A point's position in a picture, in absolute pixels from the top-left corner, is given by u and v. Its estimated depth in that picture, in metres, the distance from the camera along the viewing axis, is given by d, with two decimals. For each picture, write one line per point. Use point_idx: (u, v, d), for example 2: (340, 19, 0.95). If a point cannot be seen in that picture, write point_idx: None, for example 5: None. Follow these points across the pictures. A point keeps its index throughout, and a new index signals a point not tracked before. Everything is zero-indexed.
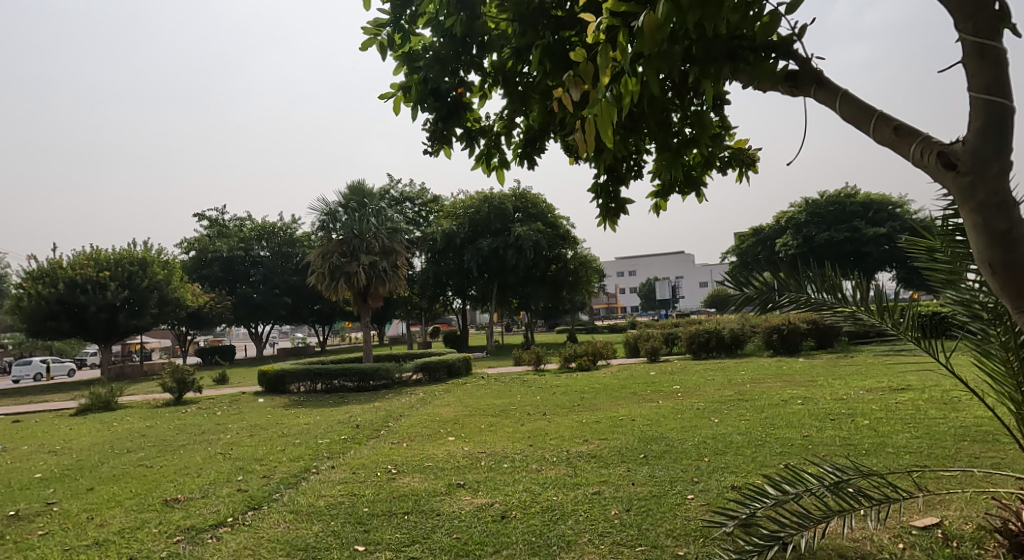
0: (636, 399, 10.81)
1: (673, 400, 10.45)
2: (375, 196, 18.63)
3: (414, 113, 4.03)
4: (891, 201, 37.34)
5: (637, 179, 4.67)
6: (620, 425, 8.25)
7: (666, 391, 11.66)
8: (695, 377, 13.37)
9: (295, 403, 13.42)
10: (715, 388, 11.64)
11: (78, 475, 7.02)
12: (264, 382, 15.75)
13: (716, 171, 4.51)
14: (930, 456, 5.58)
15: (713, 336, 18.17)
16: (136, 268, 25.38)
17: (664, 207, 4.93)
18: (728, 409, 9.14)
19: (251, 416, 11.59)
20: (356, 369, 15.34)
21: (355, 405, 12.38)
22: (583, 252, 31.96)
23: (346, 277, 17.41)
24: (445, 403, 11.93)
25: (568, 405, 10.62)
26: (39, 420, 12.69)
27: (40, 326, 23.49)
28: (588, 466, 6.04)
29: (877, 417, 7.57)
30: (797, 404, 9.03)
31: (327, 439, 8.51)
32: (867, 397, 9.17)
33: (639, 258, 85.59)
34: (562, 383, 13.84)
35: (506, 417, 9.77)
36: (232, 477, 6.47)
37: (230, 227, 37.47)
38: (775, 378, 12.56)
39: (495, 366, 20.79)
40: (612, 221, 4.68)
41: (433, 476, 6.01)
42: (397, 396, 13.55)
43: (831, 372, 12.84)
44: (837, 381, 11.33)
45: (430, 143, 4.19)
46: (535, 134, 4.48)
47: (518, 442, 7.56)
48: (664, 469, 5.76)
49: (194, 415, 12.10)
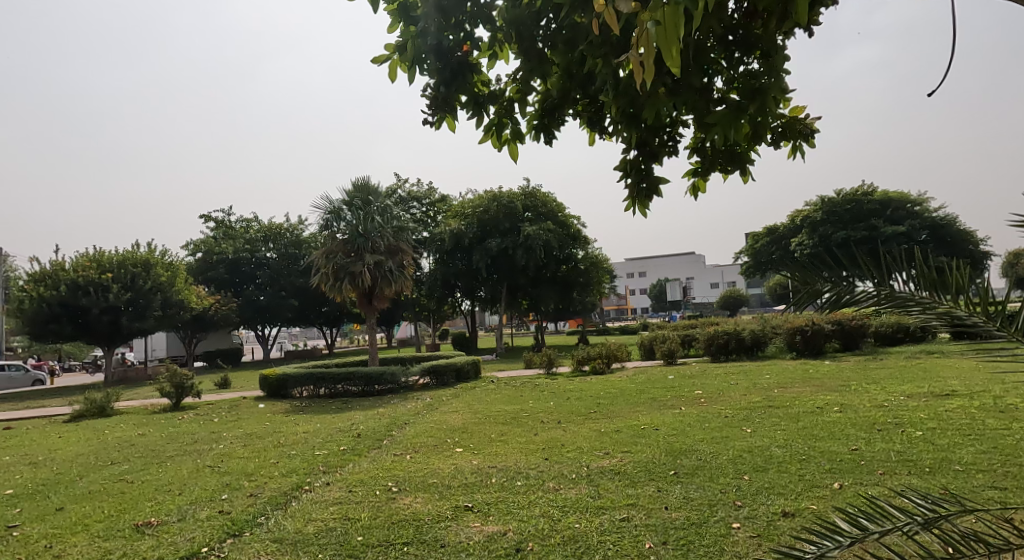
0: (657, 406, 10.11)
1: (697, 407, 9.72)
2: (380, 193, 17.87)
3: (412, 74, 3.51)
4: (909, 199, 36.34)
5: (672, 156, 4.03)
6: (643, 436, 7.55)
7: (688, 397, 10.93)
8: (718, 382, 12.62)
9: (297, 409, 12.84)
10: (740, 394, 10.90)
11: (50, 492, 6.40)
12: (265, 387, 15.17)
13: (765, 145, 3.89)
14: (1008, 477, 4.86)
15: (732, 338, 17.32)
16: (139, 270, 24.85)
17: (703, 189, 4.29)
18: (758, 416, 8.42)
19: (248, 424, 10.95)
20: (360, 374, 14.72)
21: (358, 411, 11.72)
22: (594, 252, 31.26)
23: (350, 277, 16.77)
24: (452, 409, 11.28)
25: (584, 412, 9.94)
26: (30, 427, 12.14)
27: (41, 330, 23.01)
28: (612, 486, 5.34)
29: (931, 428, 6.83)
30: (835, 411, 8.27)
31: (324, 450, 7.86)
32: (912, 404, 8.41)
33: (648, 257, 84.23)
34: (576, 388, 13.16)
35: (518, 426, 9.09)
36: (215, 497, 5.83)
37: (236, 228, 36.97)
38: (803, 382, 11.79)
39: (505, 369, 20.01)
40: (646, 208, 4.08)
41: (438, 497, 5.34)
42: (403, 402, 12.88)
43: (864, 375, 12.07)
44: (872, 386, 10.57)
45: (431, 112, 3.70)
46: (555, 102, 3.91)
47: (533, 455, 6.86)
48: (701, 490, 5.06)
49: (190, 423, 11.50)
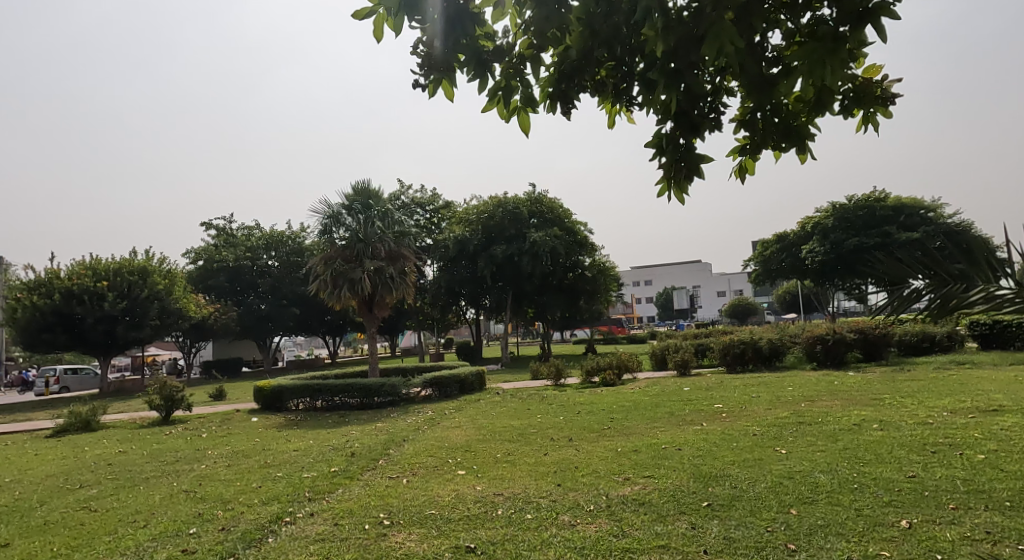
0: (675, 422, 9.36)
1: (720, 423, 8.97)
2: (381, 197, 17.23)
3: (399, 24, 2.88)
4: (923, 205, 35.58)
5: (715, 130, 3.38)
6: (666, 458, 6.81)
7: (708, 412, 10.17)
8: (738, 395, 11.86)
9: (291, 423, 12.15)
10: (764, 408, 10.16)
11: (3, 522, 5.71)
12: (260, 399, 14.49)
13: (829, 114, 3.23)
14: None
15: (749, 348, 16.54)
16: (136, 278, 24.27)
17: (749, 171, 3.63)
18: (790, 434, 7.66)
19: (238, 440, 10.26)
20: (359, 385, 14.00)
21: (355, 426, 11.02)
22: (602, 259, 30.51)
23: (349, 284, 16.12)
24: (456, 424, 10.55)
25: (597, 428, 9.20)
26: (9, 443, 11.49)
27: (35, 339, 22.47)
28: (637, 521, 4.61)
29: (992, 450, 6.07)
30: (876, 430, 7.50)
31: (313, 472, 7.13)
32: (959, 422, 7.65)
33: (654, 266, 83.40)
34: (587, 401, 12.43)
35: (526, 444, 8.36)
36: (183, 530, 5.12)
37: (237, 235, 36.45)
38: (830, 395, 11.00)
39: (511, 380, 19.28)
40: (684, 194, 3.44)
41: (435, 534, 4.61)
42: (404, 415, 12.17)
43: (895, 388, 11.29)
44: (908, 400, 9.77)
45: (424, 74, 3.07)
46: (575, 65, 3.27)
47: (544, 480, 6.12)
48: (743, 527, 4.33)
49: (176, 439, 10.81)
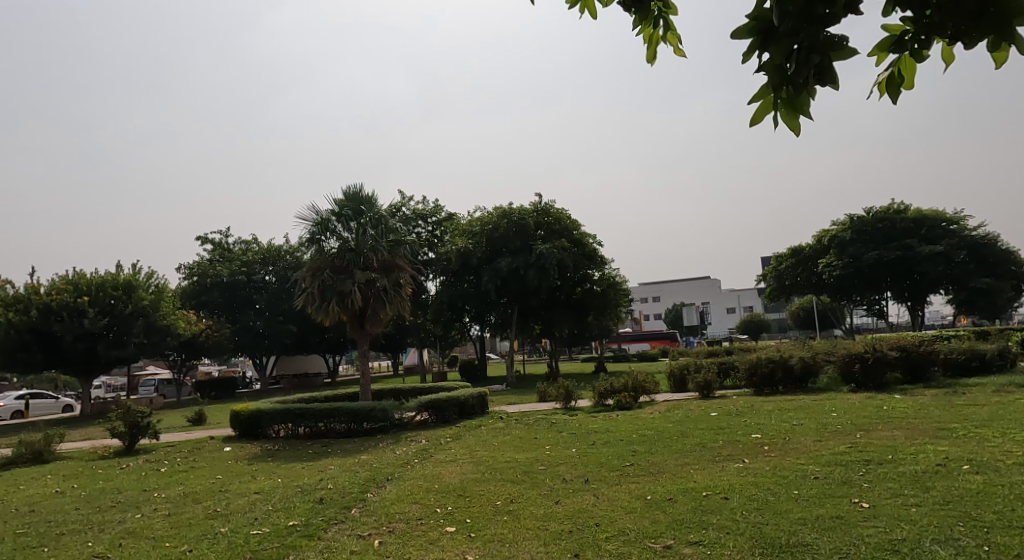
0: (710, 457, 7.83)
1: (765, 460, 7.45)
2: (375, 203, 15.86)
3: None
4: (945, 216, 34.05)
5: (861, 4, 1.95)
6: (712, 511, 5.30)
7: (745, 444, 8.66)
8: (775, 422, 10.34)
9: (265, 454, 10.69)
10: (812, 438, 8.64)
11: None
12: (237, 425, 13.05)
13: None
14: None
15: (778, 368, 15.01)
16: (120, 293, 22.93)
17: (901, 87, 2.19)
18: (862, 477, 6.14)
19: (197, 477, 8.81)
20: (346, 410, 12.52)
21: (334, 459, 9.56)
22: (611, 273, 29.08)
23: (338, 297, 14.73)
24: (450, 458, 9.06)
25: (617, 465, 7.71)
26: None
27: (10, 359, 21.16)
28: None
29: None
30: (973, 473, 5.97)
31: (263, 529, 5.64)
32: None
33: (664, 281, 81.57)
34: (601, 429, 10.91)
35: (532, 486, 6.86)
36: None
37: (233, 250, 35.20)
38: (886, 424, 9.46)
39: (516, 402, 17.69)
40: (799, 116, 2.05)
41: None
42: (392, 445, 10.68)
43: (960, 415, 9.73)
44: (987, 432, 8.19)
45: None
46: None
47: (556, 547, 4.62)
48: None
49: (128, 474, 9.37)
